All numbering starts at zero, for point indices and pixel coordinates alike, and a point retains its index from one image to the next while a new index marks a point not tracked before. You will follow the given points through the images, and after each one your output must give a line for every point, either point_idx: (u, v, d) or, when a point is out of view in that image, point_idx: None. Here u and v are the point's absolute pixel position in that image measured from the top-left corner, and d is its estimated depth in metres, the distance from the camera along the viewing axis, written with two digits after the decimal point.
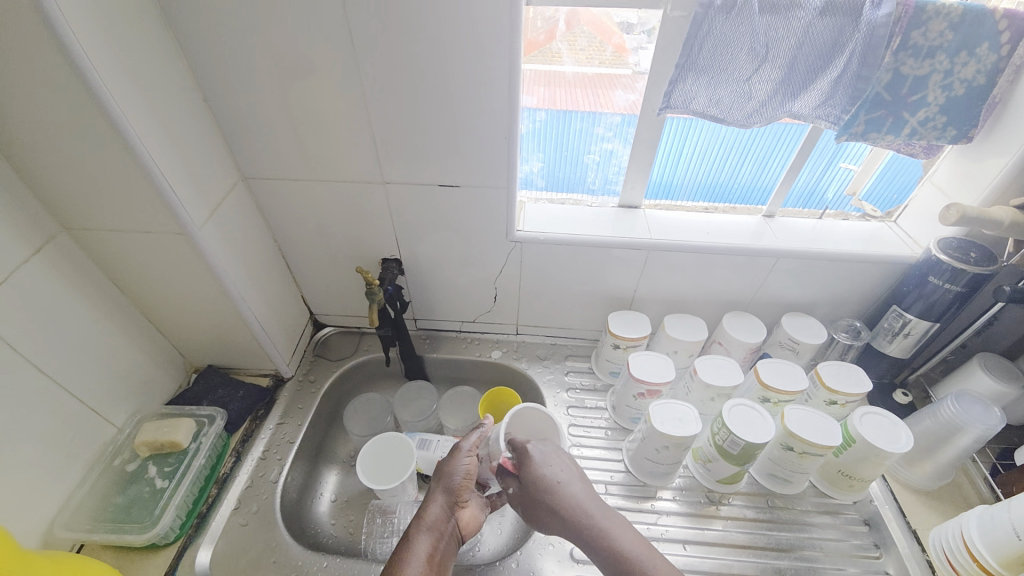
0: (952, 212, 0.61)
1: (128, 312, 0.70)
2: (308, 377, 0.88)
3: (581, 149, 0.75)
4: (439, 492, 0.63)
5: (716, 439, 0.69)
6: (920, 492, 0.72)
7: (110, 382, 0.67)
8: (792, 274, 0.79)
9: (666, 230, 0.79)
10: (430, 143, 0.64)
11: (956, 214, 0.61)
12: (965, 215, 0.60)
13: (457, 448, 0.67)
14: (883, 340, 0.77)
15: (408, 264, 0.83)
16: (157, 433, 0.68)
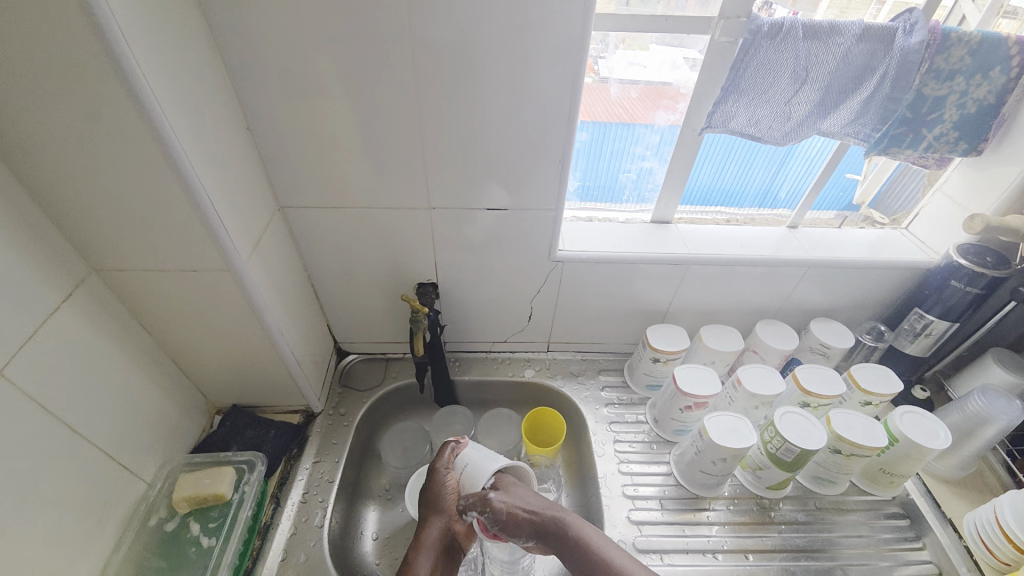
0: (976, 221, 0.67)
1: (155, 355, 0.65)
2: (339, 409, 0.84)
3: (619, 168, 0.77)
4: (431, 514, 0.65)
5: (768, 447, 0.71)
6: (954, 483, 0.75)
7: (139, 434, 0.62)
8: (817, 282, 0.83)
9: (700, 243, 0.81)
10: (480, 164, 0.64)
11: (980, 223, 0.67)
12: (988, 224, 0.66)
13: (436, 466, 0.69)
14: (904, 340, 0.83)
15: (443, 286, 0.81)
16: (198, 486, 0.65)
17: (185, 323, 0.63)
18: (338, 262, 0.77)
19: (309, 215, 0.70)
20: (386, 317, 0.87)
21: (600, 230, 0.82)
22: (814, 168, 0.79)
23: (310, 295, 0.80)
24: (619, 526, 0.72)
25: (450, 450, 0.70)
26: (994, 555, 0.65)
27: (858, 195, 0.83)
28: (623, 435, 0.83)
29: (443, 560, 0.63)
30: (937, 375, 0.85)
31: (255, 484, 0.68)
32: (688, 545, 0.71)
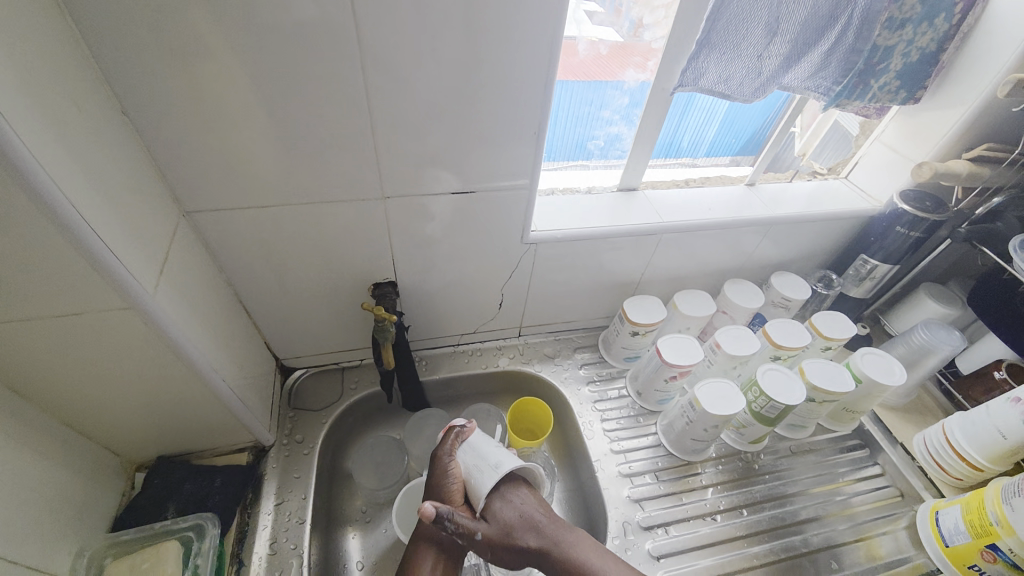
0: (924, 170, 0.74)
1: (40, 421, 0.50)
2: (294, 437, 0.73)
3: (586, 135, 0.71)
4: (435, 508, 0.59)
5: (753, 406, 0.72)
6: (897, 409, 0.85)
7: (39, 524, 0.48)
8: (777, 239, 0.85)
9: (670, 209, 0.78)
10: (441, 136, 0.55)
11: (928, 171, 0.74)
12: (935, 171, 0.73)
13: (439, 455, 0.62)
14: (850, 285, 0.89)
15: (404, 282, 0.71)
16: (135, 575, 0.53)
17: (77, 375, 0.48)
18: (272, 269, 0.64)
19: (228, 216, 0.56)
20: (337, 323, 0.75)
21: (569, 203, 0.76)
22: (711, 117, 0.76)
23: (239, 312, 0.66)
24: (621, 507, 0.71)
25: (454, 436, 0.63)
26: (948, 473, 0.73)
27: (749, 141, 0.83)
28: (608, 412, 0.82)
29: (449, 556, 0.58)
30: (874, 312, 0.94)
31: (210, 552, 0.57)
32: (688, 512, 0.72)
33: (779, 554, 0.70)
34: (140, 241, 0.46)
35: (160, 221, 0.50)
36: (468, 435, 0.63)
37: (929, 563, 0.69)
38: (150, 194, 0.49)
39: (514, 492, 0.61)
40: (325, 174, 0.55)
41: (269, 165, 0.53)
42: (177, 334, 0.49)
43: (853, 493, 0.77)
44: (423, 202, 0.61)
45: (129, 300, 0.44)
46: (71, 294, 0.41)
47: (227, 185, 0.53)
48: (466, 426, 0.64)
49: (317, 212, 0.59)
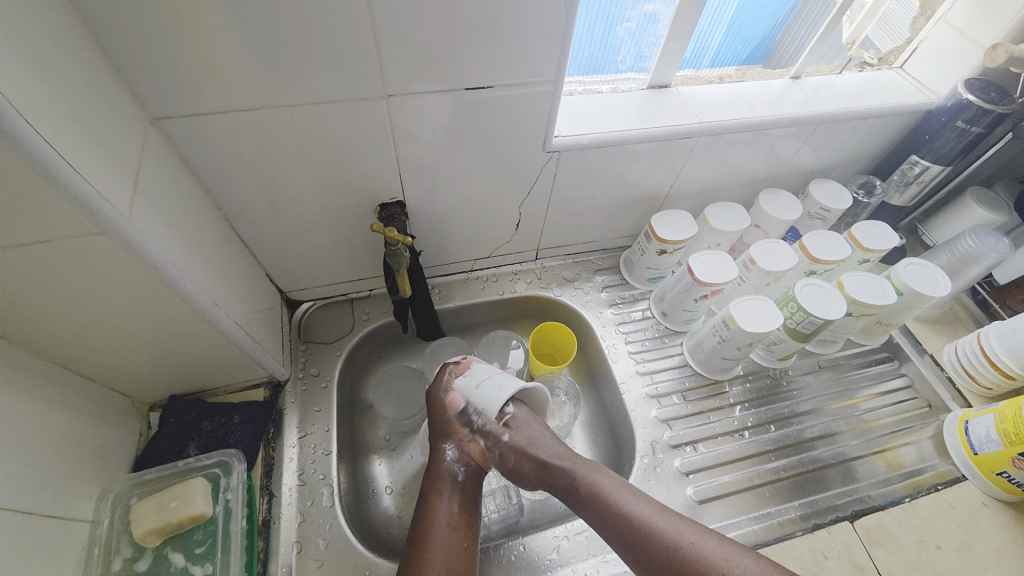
0: (999, 53, 0.65)
1: (34, 366, 0.45)
2: (309, 370, 0.70)
3: (615, 17, 0.61)
4: (441, 442, 0.60)
5: (789, 323, 0.70)
6: (928, 321, 0.82)
7: (52, 471, 0.45)
8: (820, 143, 0.77)
9: (708, 108, 0.69)
10: (446, 15, 0.45)
11: (1003, 55, 0.65)
12: (1011, 54, 0.64)
13: (435, 391, 0.62)
14: (893, 193, 0.83)
15: (413, 203, 0.65)
16: (164, 514, 0.51)
17: (63, 315, 0.43)
18: (266, 191, 0.57)
19: (205, 125, 0.48)
20: (342, 251, 0.69)
21: (593, 106, 0.67)
22: (717, 20, 0.68)
23: (233, 242, 0.60)
24: (648, 427, 0.71)
25: (450, 372, 0.63)
26: (978, 382, 0.73)
27: (756, 48, 0.75)
28: (632, 335, 0.79)
29: (464, 487, 0.57)
30: (913, 222, 0.87)
31: (239, 487, 0.56)
32: (714, 430, 0.72)
33: (804, 466, 0.70)
34: (106, 154, 0.38)
35: (128, 132, 0.42)
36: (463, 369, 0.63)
37: (954, 469, 0.69)
38: (108, 97, 0.40)
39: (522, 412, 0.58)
40: (317, 67, 0.46)
41: (246, 58, 0.44)
42: (166, 263, 0.44)
43: (879, 405, 0.77)
44: (428, 102, 0.53)
45: (104, 222, 0.37)
46: (32, 219, 0.35)
47: (201, 88, 0.45)
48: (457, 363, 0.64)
49: (310, 118, 0.50)
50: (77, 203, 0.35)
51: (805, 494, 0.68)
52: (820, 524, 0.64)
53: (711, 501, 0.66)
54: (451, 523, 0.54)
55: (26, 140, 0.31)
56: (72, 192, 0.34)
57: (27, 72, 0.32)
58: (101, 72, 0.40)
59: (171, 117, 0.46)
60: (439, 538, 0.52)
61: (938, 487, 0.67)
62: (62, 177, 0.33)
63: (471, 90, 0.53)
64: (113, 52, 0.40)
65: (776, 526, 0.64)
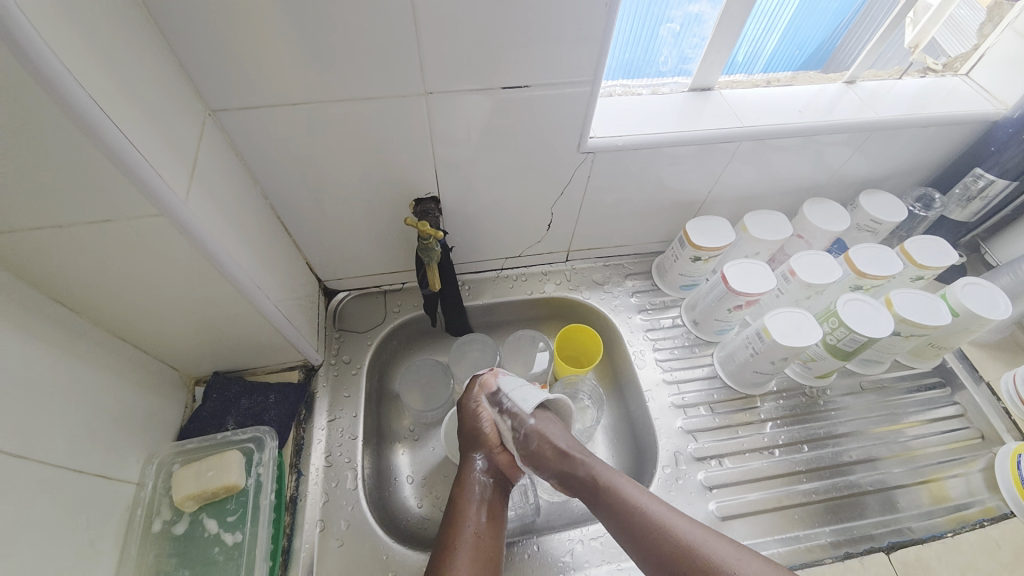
0: None
1: (95, 335, 0.49)
2: (341, 357, 0.73)
3: (660, 17, 0.61)
4: (470, 451, 0.61)
5: (829, 339, 0.66)
6: (986, 346, 0.77)
7: (104, 432, 0.49)
8: (872, 152, 0.73)
9: (752, 112, 0.67)
10: (487, 19, 0.47)
11: None
12: None
13: (465, 402, 0.64)
14: (953, 208, 0.78)
15: (447, 200, 0.66)
16: (201, 482, 0.55)
17: (122, 289, 0.47)
18: (308, 183, 0.60)
19: (256, 118, 0.51)
20: (377, 244, 0.72)
21: (631, 108, 0.66)
22: (774, 23, 0.66)
23: (277, 230, 0.63)
24: (672, 437, 0.69)
25: (478, 385, 0.64)
26: None
27: (814, 53, 0.72)
28: (660, 342, 0.78)
29: (492, 497, 0.58)
30: (974, 239, 0.81)
31: (270, 463, 0.59)
32: (742, 445, 0.69)
33: (839, 490, 0.67)
34: (164, 142, 0.41)
35: (187, 123, 0.45)
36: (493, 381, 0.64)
37: (1003, 506, 0.64)
38: (170, 90, 0.43)
39: (533, 443, 0.58)
40: (362, 65, 0.48)
41: (295, 56, 0.46)
42: (214, 245, 0.47)
43: (926, 432, 0.72)
44: (466, 101, 0.54)
45: (162, 205, 0.41)
46: (98, 199, 0.38)
47: (255, 85, 0.48)
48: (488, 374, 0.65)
49: (352, 114, 0.53)
50: (138, 186, 0.38)
51: (837, 520, 0.64)
52: (852, 552, 0.60)
53: (734, 518, 0.64)
54: (479, 532, 0.54)
55: (98, 127, 0.34)
56: (134, 175, 0.37)
57: (98, 66, 0.35)
58: (166, 66, 0.43)
59: (226, 111, 0.50)
60: (466, 543, 0.53)
61: (985, 523, 0.62)
62: (127, 161, 0.37)
63: (508, 90, 0.54)
64: (178, 49, 0.44)
65: (804, 550, 0.61)
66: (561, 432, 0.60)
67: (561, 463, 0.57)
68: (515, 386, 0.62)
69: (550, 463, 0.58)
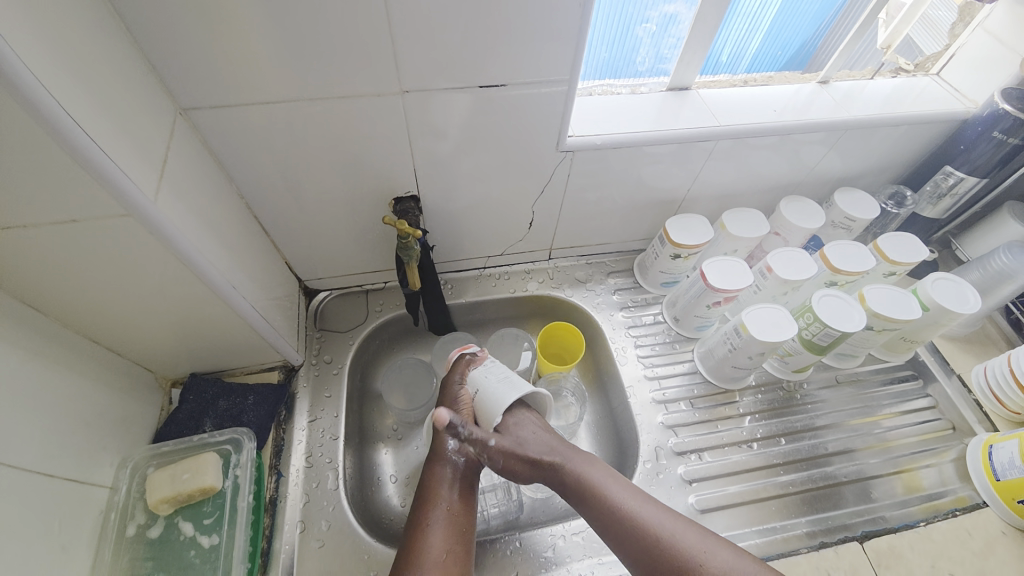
0: None
1: (65, 337, 0.48)
2: (323, 357, 0.73)
3: (637, 17, 0.61)
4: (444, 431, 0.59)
5: (805, 334, 0.68)
6: (956, 340, 0.79)
7: (75, 437, 0.48)
8: (846, 151, 0.75)
9: (729, 111, 0.68)
10: (462, 16, 0.47)
11: None
12: None
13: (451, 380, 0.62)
14: (924, 205, 0.79)
15: (427, 199, 0.66)
16: (177, 484, 0.54)
17: (92, 290, 0.46)
18: (286, 182, 0.59)
19: (230, 117, 0.50)
20: (358, 243, 0.71)
21: (611, 107, 0.67)
22: (756, 24, 0.67)
23: (255, 230, 0.62)
24: (653, 432, 0.70)
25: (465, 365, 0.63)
26: (1005, 406, 0.70)
27: (796, 54, 0.73)
28: (642, 338, 0.79)
29: (464, 475, 0.58)
30: (946, 235, 0.83)
31: (248, 464, 0.59)
32: (722, 439, 0.70)
33: (816, 482, 0.68)
34: (133, 140, 0.41)
35: (157, 121, 0.44)
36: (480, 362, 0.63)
37: (974, 494, 0.66)
38: (139, 87, 0.43)
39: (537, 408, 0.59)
40: (337, 63, 0.48)
41: (269, 53, 0.46)
42: (187, 245, 0.46)
43: (900, 424, 0.73)
44: (443, 100, 0.54)
45: (131, 203, 0.40)
46: (64, 199, 0.38)
47: (228, 84, 0.47)
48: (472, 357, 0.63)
49: (328, 112, 0.52)
50: (105, 185, 0.38)
51: (815, 511, 0.66)
52: (828, 542, 0.62)
53: (713, 511, 0.64)
54: (450, 510, 0.55)
55: (59, 124, 0.33)
56: (99, 174, 0.37)
57: (62, 63, 0.34)
58: (134, 63, 0.43)
59: (199, 109, 0.49)
60: (437, 523, 0.54)
61: (956, 511, 0.64)
62: (94, 159, 0.36)
63: (486, 88, 0.54)
64: (146, 46, 0.43)
65: (781, 541, 0.62)
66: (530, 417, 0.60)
67: (530, 438, 0.58)
68: (495, 368, 0.61)
69: (518, 429, 0.59)
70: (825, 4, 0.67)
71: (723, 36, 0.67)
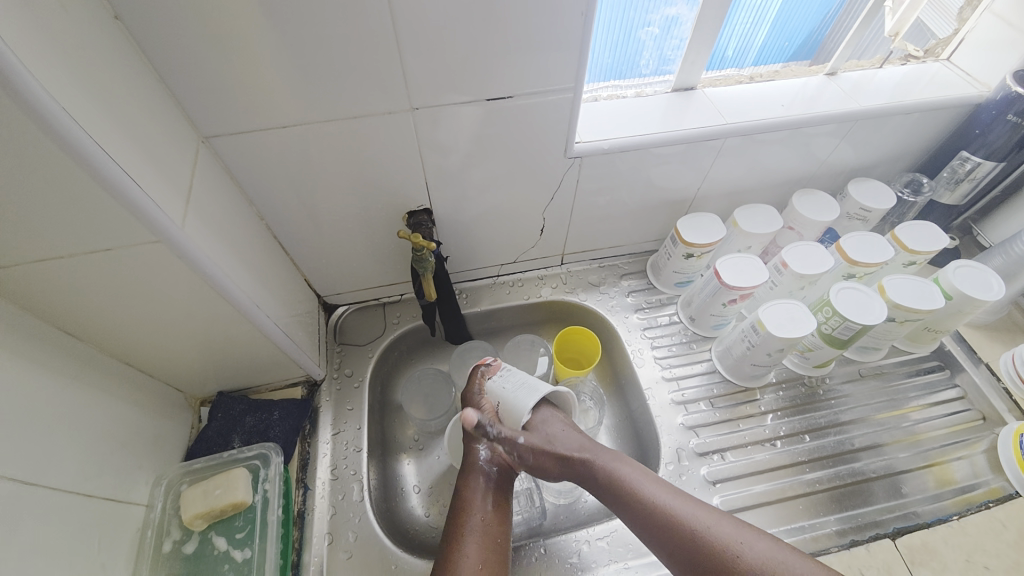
0: None
1: (99, 361, 0.50)
2: (343, 370, 0.74)
3: (638, 21, 0.62)
4: (473, 442, 0.61)
5: (824, 329, 0.67)
6: (983, 328, 0.77)
7: (113, 456, 0.50)
8: (857, 142, 0.74)
9: (735, 108, 0.67)
10: (468, 35, 0.48)
11: None
12: None
13: (470, 392, 0.63)
14: (942, 191, 0.78)
15: (439, 211, 0.67)
16: (209, 500, 0.55)
17: (123, 315, 0.48)
18: (303, 201, 0.61)
19: (248, 141, 0.52)
20: (373, 257, 0.72)
21: (617, 110, 0.67)
22: (763, 17, 0.67)
23: (274, 249, 0.64)
24: (674, 434, 0.70)
25: (483, 375, 0.63)
26: None
27: (804, 44, 0.72)
28: (658, 339, 0.78)
29: (497, 484, 0.59)
30: (966, 221, 0.82)
31: (276, 478, 0.60)
32: (745, 438, 0.70)
33: (843, 479, 0.67)
34: (159, 171, 0.42)
35: (179, 150, 0.46)
36: (496, 371, 0.63)
37: (1009, 486, 0.64)
38: (161, 119, 0.45)
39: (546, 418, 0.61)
40: (349, 84, 0.49)
41: (283, 79, 0.48)
42: (211, 267, 0.48)
43: (928, 416, 0.72)
44: (452, 114, 0.55)
45: (159, 230, 0.42)
46: (98, 229, 0.39)
47: (242, 110, 0.49)
48: (492, 365, 0.64)
49: (341, 131, 0.54)
50: (135, 214, 0.39)
51: (844, 508, 0.64)
52: (859, 540, 0.61)
53: (739, 511, 0.64)
54: (485, 519, 0.56)
55: (93, 160, 0.35)
56: (128, 204, 0.38)
57: (92, 102, 0.36)
58: (157, 97, 0.45)
59: (218, 136, 0.51)
60: (472, 532, 0.54)
61: (992, 505, 0.62)
62: (124, 191, 0.38)
63: (494, 100, 0.55)
64: (167, 79, 0.45)
65: (810, 540, 0.61)
66: (557, 421, 0.61)
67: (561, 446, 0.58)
68: (513, 378, 0.61)
69: (547, 445, 0.58)
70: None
71: (728, 31, 0.67)
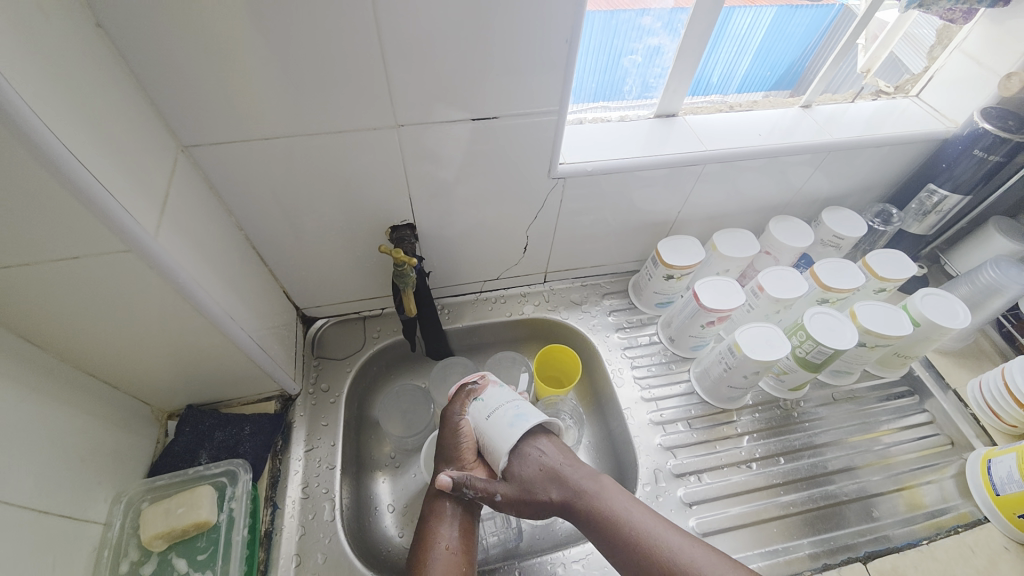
0: (1013, 81, 0.67)
1: (62, 371, 0.49)
2: (320, 385, 0.73)
3: (622, 49, 0.64)
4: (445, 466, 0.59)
5: (799, 352, 0.68)
6: (951, 354, 0.79)
7: (70, 471, 0.48)
8: (831, 172, 0.77)
9: (714, 136, 0.70)
10: (454, 57, 0.49)
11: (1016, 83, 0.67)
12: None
13: (450, 411, 0.62)
14: (910, 222, 0.81)
15: (423, 226, 0.67)
16: (170, 519, 0.53)
17: (90, 325, 0.47)
18: (284, 213, 0.60)
19: (229, 152, 0.52)
20: (355, 270, 0.72)
21: (600, 133, 0.69)
22: (745, 47, 0.69)
23: (254, 260, 0.63)
24: (651, 454, 0.70)
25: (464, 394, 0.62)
26: (1003, 420, 0.70)
27: (785, 74, 0.75)
28: (638, 359, 0.79)
29: (466, 512, 0.58)
30: (934, 251, 0.85)
31: (244, 497, 0.58)
32: (721, 460, 0.70)
33: (817, 502, 0.67)
34: (134, 179, 0.42)
35: (157, 159, 0.46)
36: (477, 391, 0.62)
37: (976, 511, 0.66)
38: (140, 127, 0.44)
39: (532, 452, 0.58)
40: (334, 99, 0.50)
41: (268, 92, 0.48)
42: (184, 278, 0.47)
43: (900, 440, 0.73)
44: (437, 131, 0.56)
45: (130, 240, 0.41)
46: (65, 237, 0.38)
47: (224, 120, 0.49)
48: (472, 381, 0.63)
49: (325, 145, 0.54)
50: (108, 223, 0.39)
51: (817, 531, 0.65)
52: (831, 564, 0.61)
53: (715, 534, 0.64)
54: (451, 547, 0.55)
55: (64, 167, 0.34)
56: (98, 211, 0.38)
57: (67, 108, 0.36)
58: (134, 104, 0.44)
59: (199, 146, 0.50)
60: (437, 560, 0.53)
61: (959, 529, 0.64)
62: (96, 199, 0.37)
63: (480, 120, 0.56)
64: (148, 87, 0.45)
65: (783, 564, 0.61)
66: (539, 441, 0.60)
67: (535, 470, 0.57)
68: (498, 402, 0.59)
69: (519, 468, 0.57)
70: (805, 33, 0.70)
71: (710, 58, 0.69)
